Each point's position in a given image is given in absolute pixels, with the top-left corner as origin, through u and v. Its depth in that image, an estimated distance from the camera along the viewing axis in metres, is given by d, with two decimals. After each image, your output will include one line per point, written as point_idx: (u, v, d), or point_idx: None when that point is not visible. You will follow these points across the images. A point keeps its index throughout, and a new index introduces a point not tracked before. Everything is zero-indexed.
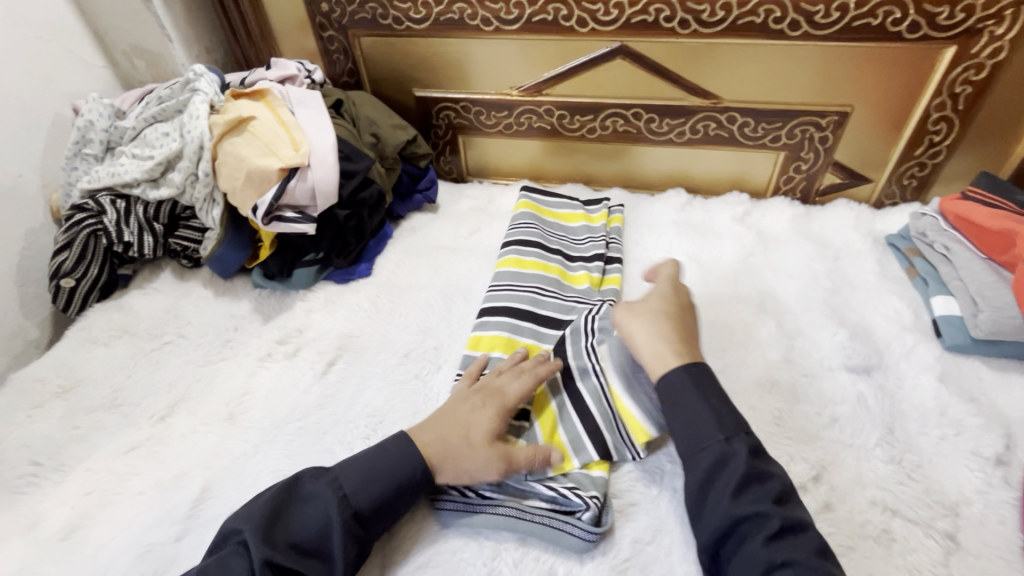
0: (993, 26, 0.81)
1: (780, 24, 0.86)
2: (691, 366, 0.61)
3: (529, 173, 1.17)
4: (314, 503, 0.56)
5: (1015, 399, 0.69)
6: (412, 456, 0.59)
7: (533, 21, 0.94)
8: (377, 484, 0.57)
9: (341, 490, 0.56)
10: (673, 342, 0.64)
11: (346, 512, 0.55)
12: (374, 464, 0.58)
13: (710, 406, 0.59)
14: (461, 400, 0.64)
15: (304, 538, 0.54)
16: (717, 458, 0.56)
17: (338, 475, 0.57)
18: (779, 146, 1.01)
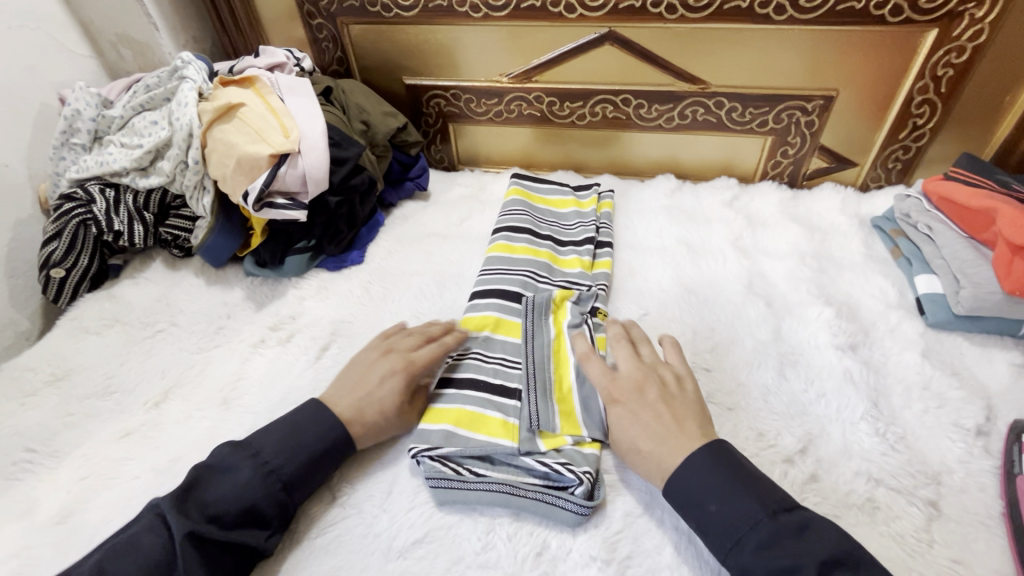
0: (974, 9, 0.82)
1: (765, 8, 0.87)
2: (709, 447, 0.56)
3: (520, 161, 1.17)
4: (236, 477, 0.56)
5: (997, 373, 0.71)
6: (330, 427, 0.62)
7: (521, 8, 0.94)
8: (302, 453, 0.59)
9: (263, 464, 0.57)
10: (662, 429, 0.59)
11: (273, 485, 0.57)
12: (295, 439, 0.60)
13: (727, 485, 0.53)
14: (370, 364, 0.69)
15: (224, 510, 0.54)
16: (762, 538, 0.50)
17: (257, 450, 0.58)
18: (766, 131, 1.02)
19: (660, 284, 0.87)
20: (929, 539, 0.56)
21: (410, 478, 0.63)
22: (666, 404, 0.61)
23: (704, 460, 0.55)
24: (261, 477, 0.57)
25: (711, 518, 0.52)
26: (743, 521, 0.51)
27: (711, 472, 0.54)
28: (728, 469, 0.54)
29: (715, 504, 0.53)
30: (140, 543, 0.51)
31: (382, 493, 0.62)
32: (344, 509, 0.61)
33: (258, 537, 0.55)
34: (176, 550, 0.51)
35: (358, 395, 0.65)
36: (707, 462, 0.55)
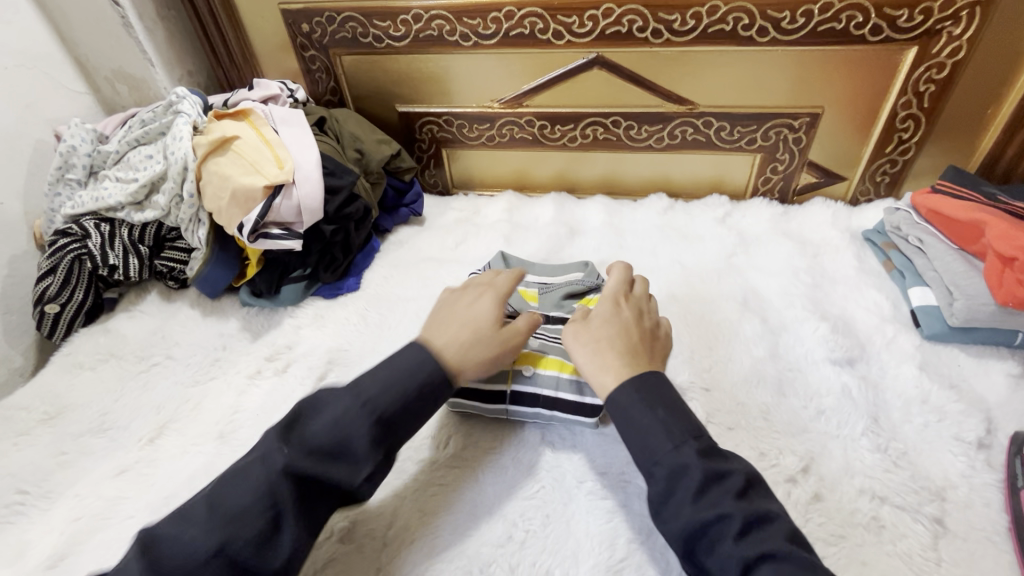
0: (951, 27, 0.84)
1: (749, 31, 0.89)
2: (638, 379, 0.57)
3: (513, 183, 1.18)
4: (336, 415, 0.54)
5: (994, 385, 0.71)
6: (428, 362, 0.58)
7: (510, 35, 0.96)
8: (399, 391, 0.56)
9: (360, 398, 0.54)
10: (621, 352, 0.60)
11: (369, 420, 0.53)
12: (392, 375, 0.56)
13: (658, 415, 0.53)
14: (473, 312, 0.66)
15: (403, 394, 0.56)
16: (674, 468, 0.50)
17: (355, 387, 0.56)
18: (754, 149, 1.03)
19: (657, 303, 0.87)
20: (936, 557, 0.55)
21: (410, 509, 0.62)
22: (630, 332, 0.63)
23: (630, 395, 0.55)
24: (358, 412, 0.54)
25: (634, 433, 0.54)
26: (672, 440, 0.52)
27: (643, 409, 0.54)
28: (668, 393, 0.56)
29: (645, 418, 0.54)
30: (245, 478, 0.51)
31: (381, 526, 0.61)
32: (345, 543, 0.60)
33: (351, 474, 0.53)
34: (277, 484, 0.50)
35: (476, 330, 0.63)
36: (635, 391, 0.55)
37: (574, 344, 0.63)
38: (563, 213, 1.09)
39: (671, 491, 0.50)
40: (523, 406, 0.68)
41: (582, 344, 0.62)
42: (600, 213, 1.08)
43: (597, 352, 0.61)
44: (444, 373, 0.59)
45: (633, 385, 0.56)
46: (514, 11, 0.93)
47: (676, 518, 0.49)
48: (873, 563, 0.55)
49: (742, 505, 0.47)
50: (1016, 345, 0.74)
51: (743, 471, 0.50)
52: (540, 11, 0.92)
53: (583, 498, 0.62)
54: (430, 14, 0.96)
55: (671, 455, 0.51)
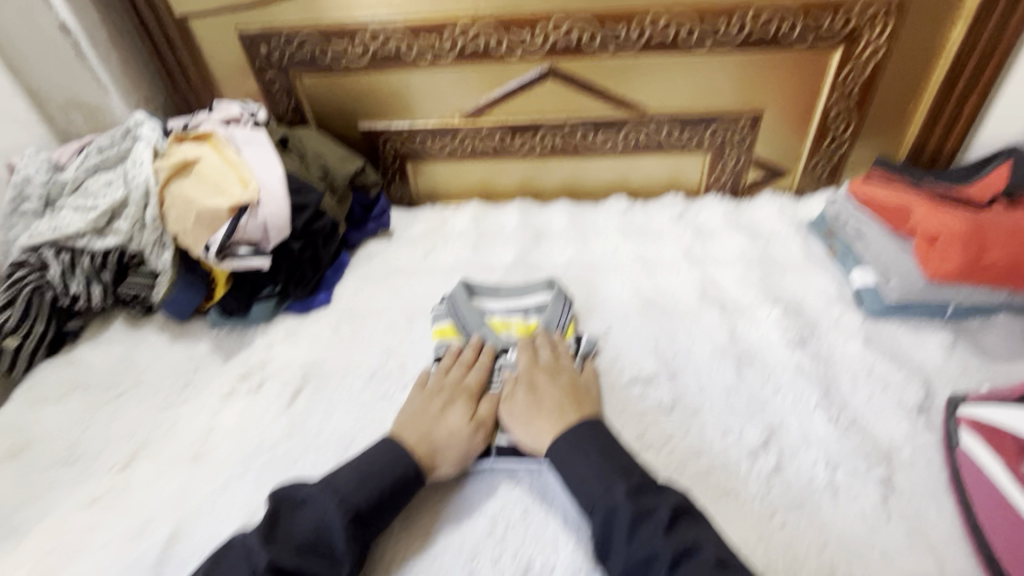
0: (870, 30, 0.92)
1: (689, 39, 0.95)
2: (566, 436, 0.62)
3: (478, 192, 1.22)
4: (315, 511, 0.56)
5: (931, 353, 0.77)
6: (330, 512, 0.56)
7: (466, 51, 0.99)
8: (297, 540, 0.54)
9: (335, 493, 0.57)
10: (550, 416, 0.65)
11: (347, 514, 0.56)
12: (368, 470, 0.59)
13: (590, 459, 0.59)
14: (416, 409, 0.68)
15: (308, 543, 0.54)
16: (607, 511, 0.55)
17: (333, 484, 0.58)
18: (704, 149, 1.09)
19: (621, 300, 0.91)
20: (886, 515, 0.60)
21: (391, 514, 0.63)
22: (554, 384, 0.69)
23: (563, 449, 0.61)
24: (336, 510, 0.56)
25: (571, 476, 0.59)
26: (603, 482, 0.57)
27: (571, 455, 0.60)
28: (597, 438, 0.61)
29: (581, 465, 0.59)
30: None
31: None
32: None
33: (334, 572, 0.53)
34: None
35: (468, 446, 0.65)
36: (568, 445, 0.61)
37: (511, 423, 0.67)
38: (528, 219, 1.13)
39: (610, 531, 0.54)
40: (508, 457, 0.67)
41: (515, 418, 0.67)
42: (564, 218, 1.12)
43: (530, 421, 0.66)
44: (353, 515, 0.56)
45: (564, 444, 0.61)
46: (468, 27, 0.96)
47: (620, 554, 0.52)
48: (829, 524, 0.59)
49: (672, 539, 0.50)
50: (947, 316, 0.80)
51: (680, 500, 0.55)
52: (493, 27, 0.96)
53: (561, 486, 0.64)
54: (386, 32, 0.98)
55: (603, 498, 0.56)
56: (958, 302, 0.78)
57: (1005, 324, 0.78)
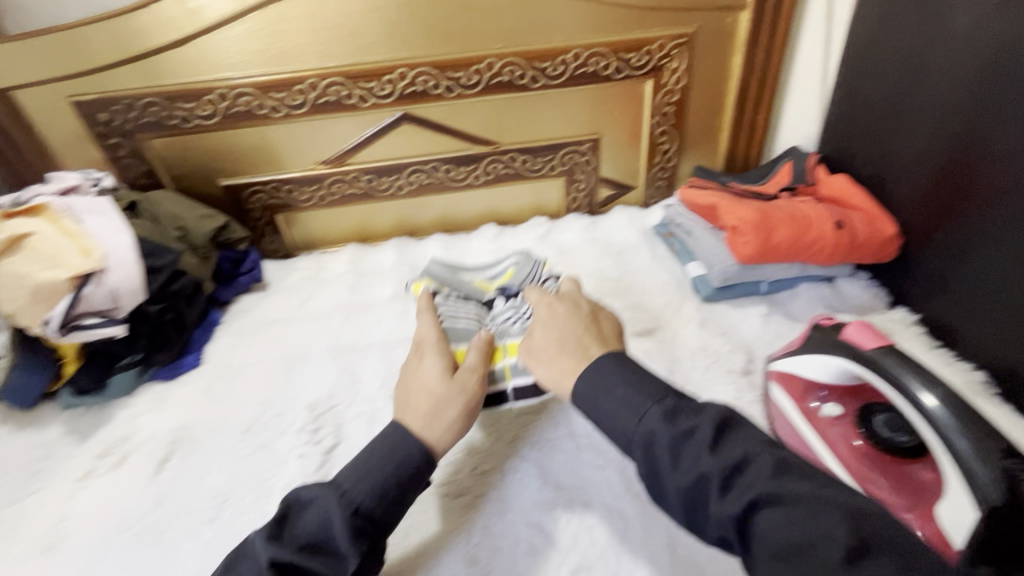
0: (670, 62, 1.08)
1: (523, 79, 1.06)
2: (597, 366, 0.56)
3: (356, 235, 1.25)
4: (315, 508, 0.53)
5: (752, 325, 0.90)
6: (344, 502, 0.53)
7: (318, 103, 1.04)
8: (299, 537, 0.51)
9: (341, 489, 0.54)
10: (570, 352, 0.61)
11: (348, 512, 0.52)
12: (369, 463, 0.56)
13: (626, 386, 0.53)
14: (409, 382, 0.68)
15: (314, 537, 0.51)
16: (644, 441, 0.48)
17: (336, 482, 0.55)
18: (557, 174, 1.21)
19: None
20: None
21: None
22: (573, 320, 0.66)
23: (585, 381, 0.56)
24: (339, 506, 0.53)
25: (604, 414, 0.53)
26: (636, 410, 0.50)
27: (600, 388, 0.54)
28: (621, 368, 0.55)
29: (607, 400, 0.53)
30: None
31: None
32: None
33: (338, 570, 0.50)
34: None
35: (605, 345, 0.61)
36: (589, 380, 0.55)
37: (535, 368, 0.64)
38: (405, 254, 1.17)
39: (653, 463, 0.47)
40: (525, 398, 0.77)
41: (534, 360, 0.64)
42: (439, 249, 1.18)
43: (549, 360, 0.62)
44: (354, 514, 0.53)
45: (591, 370, 0.56)
46: (316, 82, 1.01)
47: (668, 483, 0.45)
48: None
49: (719, 457, 0.44)
50: (762, 292, 0.95)
51: (722, 409, 0.49)
52: (341, 80, 1.01)
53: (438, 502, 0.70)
54: (236, 91, 1.01)
55: (636, 428, 0.49)
56: (767, 279, 0.93)
57: (805, 292, 0.94)
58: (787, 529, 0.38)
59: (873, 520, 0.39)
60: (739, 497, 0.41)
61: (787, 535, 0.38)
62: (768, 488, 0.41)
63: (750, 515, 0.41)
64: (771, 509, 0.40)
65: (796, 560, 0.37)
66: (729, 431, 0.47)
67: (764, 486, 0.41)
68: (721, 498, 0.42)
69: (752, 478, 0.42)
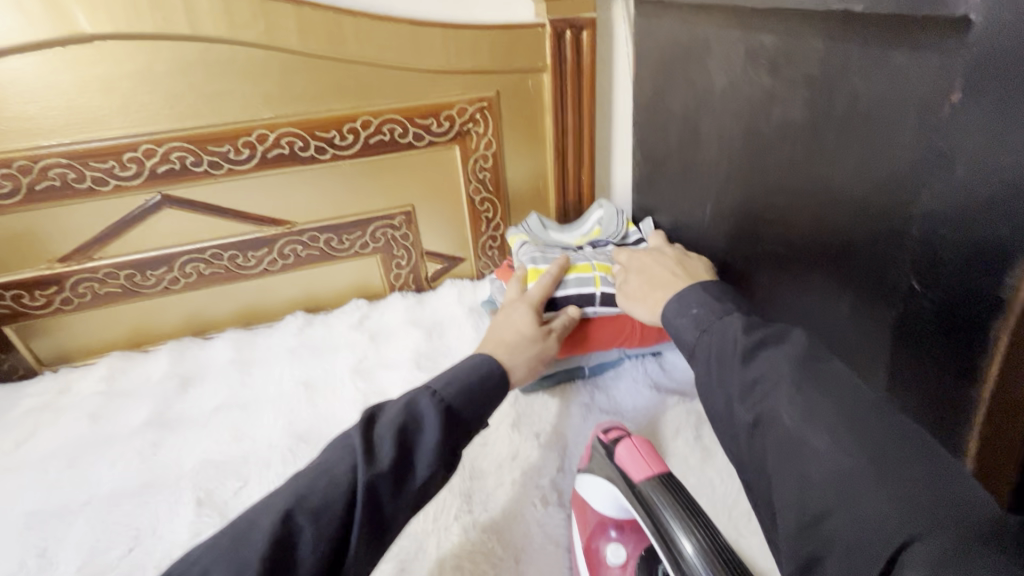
0: (475, 127, 0.99)
1: (306, 151, 0.92)
2: (702, 285, 0.52)
3: (126, 341, 1.01)
4: (402, 402, 0.51)
5: (571, 420, 0.77)
6: (441, 393, 0.53)
7: (37, 189, 0.84)
8: (399, 419, 0.49)
9: (429, 389, 0.53)
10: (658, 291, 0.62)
11: (443, 406, 0.51)
12: (458, 372, 0.57)
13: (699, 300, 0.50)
14: (512, 312, 0.73)
15: (405, 425, 0.49)
16: (700, 355, 0.46)
17: (425, 383, 0.54)
18: (371, 251, 1.07)
19: (270, 438, 0.79)
20: None
21: None
22: (664, 267, 0.66)
23: (715, 286, 0.51)
24: (425, 402, 0.51)
25: (673, 329, 0.51)
26: (697, 326, 0.48)
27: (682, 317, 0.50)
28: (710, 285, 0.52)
29: (688, 311, 0.50)
30: (331, 465, 0.45)
31: None
32: None
33: (429, 461, 0.47)
34: (353, 470, 0.44)
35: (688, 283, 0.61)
36: (678, 306, 0.52)
37: (631, 310, 0.66)
38: (182, 361, 0.96)
39: (703, 365, 0.46)
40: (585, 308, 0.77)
41: (633, 300, 0.66)
42: (227, 350, 0.98)
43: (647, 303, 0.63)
44: (487, 396, 0.56)
45: (679, 298, 0.52)
46: (30, 165, 0.82)
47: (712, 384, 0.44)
48: None
49: (749, 370, 0.42)
50: (586, 375, 0.84)
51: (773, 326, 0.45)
52: (64, 161, 0.83)
53: None
54: None
55: (695, 336, 0.48)
56: (585, 361, 0.82)
57: (629, 372, 0.84)
58: (788, 442, 0.37)
59: (882, 435, 0.34)
60: (755, 412, 0.40)
61: (782, 446, 0.37)
62: (781, 401, 0.38)
63: (759, 428, 0.39)
64: (774, 425, 0.38)
65: (789, 456, 0.36)
66: (769, 345, 0.43)
67: (772, 397, 0.39)
68: (740, 408, 0.41)
69: (772, 389, 0.40)
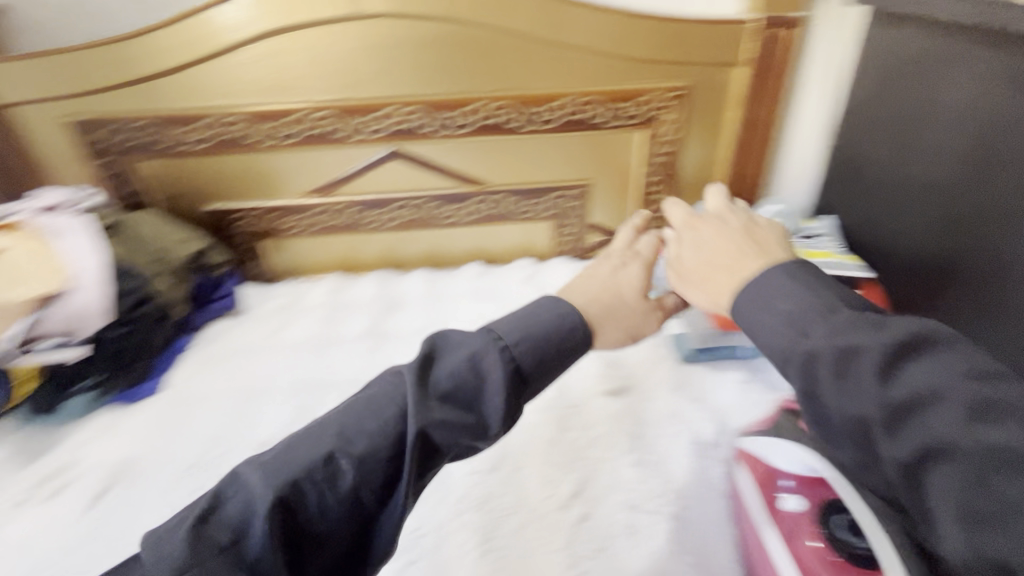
0: (666, 115, 1.07)
1: (515, 123, 1.06)
2: (789, 266, 0.49)
3: (340, 265, 1.24)
4: (469, 353, 0.50)
5: (729, 392, 0.86)
6: (511, 350, 0.51)
7: (309, 135, 1.04)
8: (469, 373, 0.49)
9: (498, 342, 0.51)
10: (728, 266, 0.54)
11: (510, 364, 0.50)
12: (539, 324, 0.54)
13: (797, 297, 0.46)
14: (593, 271, 0.66)
15: (459, 382, 0.48)
16: (807, 360, 0.42)
17: (489, 331, 0.52)
18: (546, 217, 1.20)
19: None
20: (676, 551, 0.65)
21: None
22: (728, 236, 0.58)
23: (783, 277, 0.48)
24: (492, 358, 0.50)
25: (762, 323, 0.47)
26: (800, 325, 0.44)
27: (759, 302, 0.48)
28: (800, 279, 0.47)
29: (777, 306, 0.46)
30: (378, 409, 0.46)
31: None
32: None
33: (480, 424, 0.48)
34: (400, 425, 0.46)
35: (762, 260, 0.52)
36: (752, 297, 0.49)
37: (688, 289, 0.60)
38: (385, 288, 1.16)
39: (812, 383, 0.42)
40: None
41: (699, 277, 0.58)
42: (420, 285, 1.16)
43: (716, 273, 0.55)
44: (562, 352, 0.54)
45: (780, 271, 0.48)
46: (307, 114, 1.02)
47: (835, 408, 0.40)
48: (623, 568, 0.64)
49: (896, 394, 0.38)
50: (744, 356, 0.91)
51: (912, 328, 0.41)
52: (331, 113, 1.02)
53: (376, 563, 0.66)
54: (227, 118, 1.02)
55: (799, 345, 0.43)
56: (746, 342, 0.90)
57: None
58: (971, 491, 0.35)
59: None
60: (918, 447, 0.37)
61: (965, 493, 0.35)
62: (951, 436, 0.36)
63: (922, 463, 0.37)
64: (949, 463, 0.36)
65: (988, 513, 0.34)
66: (913, 358, 0.40)
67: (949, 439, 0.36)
68: (891, 441, 0.38)
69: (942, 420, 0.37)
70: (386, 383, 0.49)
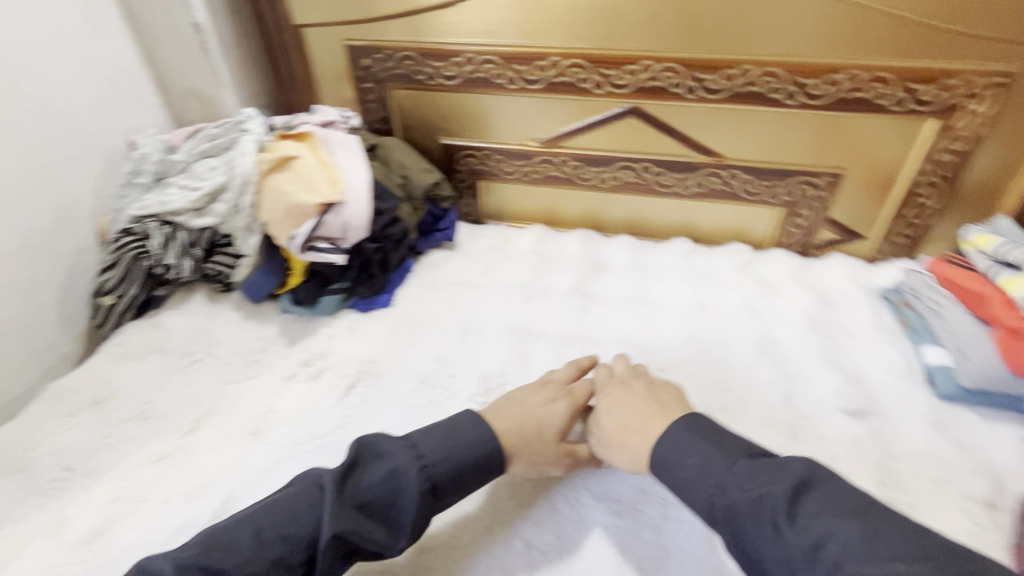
0: (974, 104, 0.89)
1: (778, 93, 0.95)
2: (694, 428, 0.62)
3: (543, 216, 1.24)
4: (384, 468, 0.60)
5: (1004, 449, 0.74)
6: (453, 461, 0.62)
7: (556, 82, 1.03)
8: (395, 489, 0.59)
9: (418, 459, 0.61)
10: (640, 431, 0.66)
11: (423, 483, 0.60)
12: (451, 443, 0.63)
13: (704, 445, 0.60)
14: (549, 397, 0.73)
15: (394, 490, 0.59)
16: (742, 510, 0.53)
17: (412, 444, 0.62)
18: (778, 204, 1.08)
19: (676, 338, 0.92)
20: None
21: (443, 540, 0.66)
22: (643, 403, 0.70)
23: (687, 439, 0.61)
24: (412, 469, 0.60)
25: (679, 478, 0.59)
26: (710, 482, 0.57)
27: (693, 444, 0.61)
28: (697, 439, 0.61)
29: (693, 459, 0.59)
30: (296, 515, 0.56)
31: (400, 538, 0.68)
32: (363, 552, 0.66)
33: (395, 536, 0.58)
34: (336, 525, 0.55)
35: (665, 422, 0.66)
36: (676, 443, 0.62)
37: (609, 453, 0.69)
38: (591, 248, 1.14)
39: (742, 532, 0.53)
40: None
41: (609, 442, 0.69)
42: (625, 251, 1.13)
43: (623, 430, 0.68)
44: (473, 469, 0.63)
45: (685, 424, 0.63)
46: (559, 61, 1.01)
47: (767, 556, 0.50)
48: None
49: (801, 534, 0.49)
50: None
51: (800, 471, 0.54)
52: (584, 62, 1.00)
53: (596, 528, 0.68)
54: (483, 57, 1.04)
55: (720, 498, 0.55)
56: None
57: None
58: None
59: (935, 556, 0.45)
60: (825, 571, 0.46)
61: None
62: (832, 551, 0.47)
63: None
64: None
65: None
66: (805, 491, 0.52)
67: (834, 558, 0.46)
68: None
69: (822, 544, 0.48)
70: (304, 483, 0.60)
